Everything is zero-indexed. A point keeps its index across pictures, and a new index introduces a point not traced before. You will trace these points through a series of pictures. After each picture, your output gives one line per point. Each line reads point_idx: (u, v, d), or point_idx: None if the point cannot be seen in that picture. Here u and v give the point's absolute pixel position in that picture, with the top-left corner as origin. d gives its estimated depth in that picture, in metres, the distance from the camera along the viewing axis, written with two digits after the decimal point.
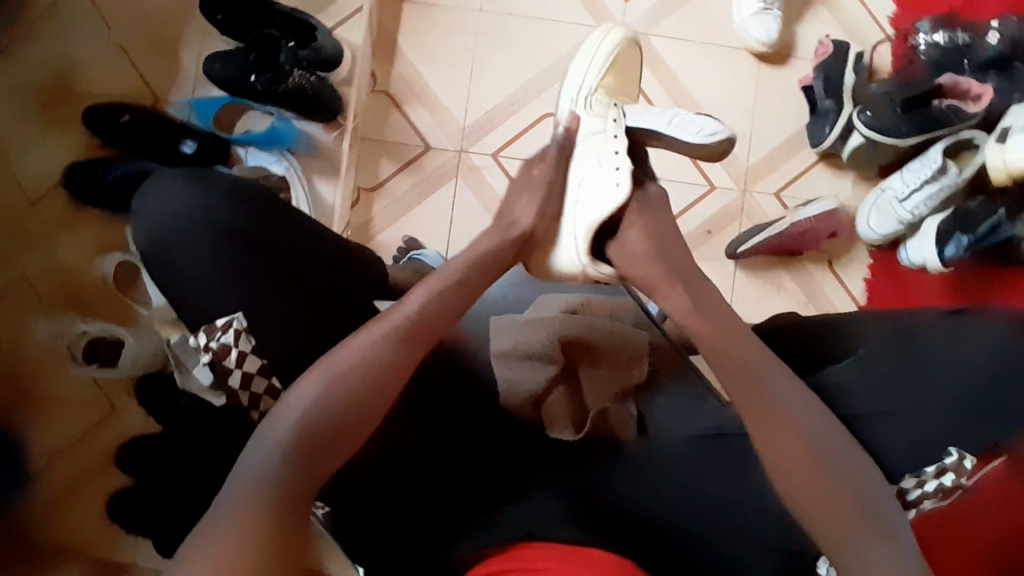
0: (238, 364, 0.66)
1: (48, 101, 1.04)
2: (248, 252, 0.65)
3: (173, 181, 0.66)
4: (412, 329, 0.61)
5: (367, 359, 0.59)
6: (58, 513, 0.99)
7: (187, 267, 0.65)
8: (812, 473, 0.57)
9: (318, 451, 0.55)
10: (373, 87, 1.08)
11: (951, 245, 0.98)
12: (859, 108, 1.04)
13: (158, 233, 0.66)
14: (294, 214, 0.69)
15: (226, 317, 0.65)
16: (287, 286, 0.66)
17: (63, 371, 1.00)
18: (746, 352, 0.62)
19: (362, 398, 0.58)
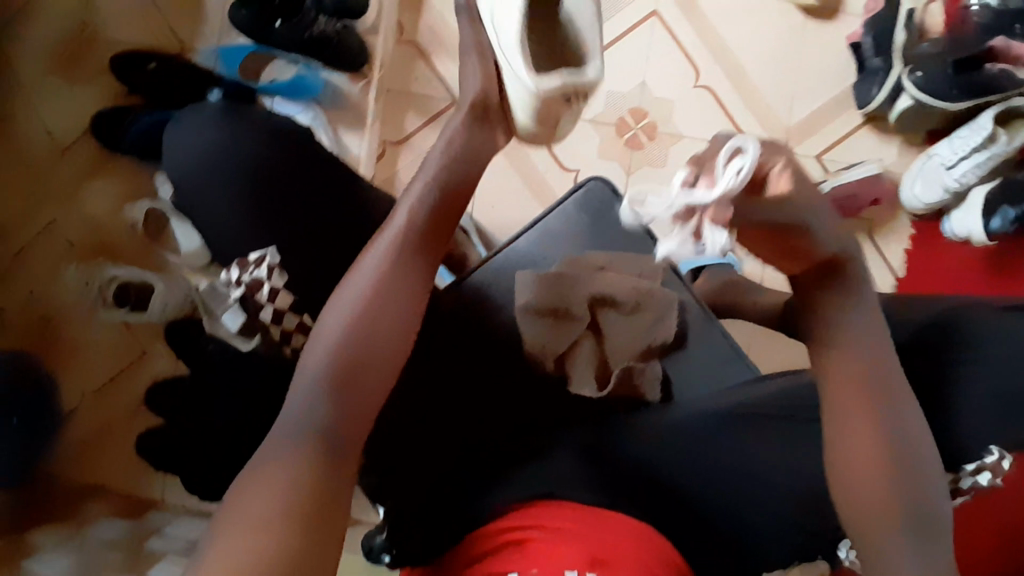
0: (269, 300, 0.65)
1: (76, 47, 1.04)
2: (261, 196, 0.66)
3: (200, 126, 0.68)
4: (410, 246, 0.58)
5: (375, 284, 0.55)
6: (93, 453, 1.02)
7: (207, 213, 0.67)
8: (886, 461, 0.52)
9: (349, 392, 0.51)
10: (400, 37, 1.06)
11: (997, 218, 0.93)
12: (909, 67, 0.97)
13: (180, 180, 0.67)
14: (317, 156, 0.70)
15: (259, 252, 0.65)
16: (313, 233, 0.67)
17: (95, 316, 1.03)
18: (851, 324, 0.57)
19: (381, 326, 0.54)
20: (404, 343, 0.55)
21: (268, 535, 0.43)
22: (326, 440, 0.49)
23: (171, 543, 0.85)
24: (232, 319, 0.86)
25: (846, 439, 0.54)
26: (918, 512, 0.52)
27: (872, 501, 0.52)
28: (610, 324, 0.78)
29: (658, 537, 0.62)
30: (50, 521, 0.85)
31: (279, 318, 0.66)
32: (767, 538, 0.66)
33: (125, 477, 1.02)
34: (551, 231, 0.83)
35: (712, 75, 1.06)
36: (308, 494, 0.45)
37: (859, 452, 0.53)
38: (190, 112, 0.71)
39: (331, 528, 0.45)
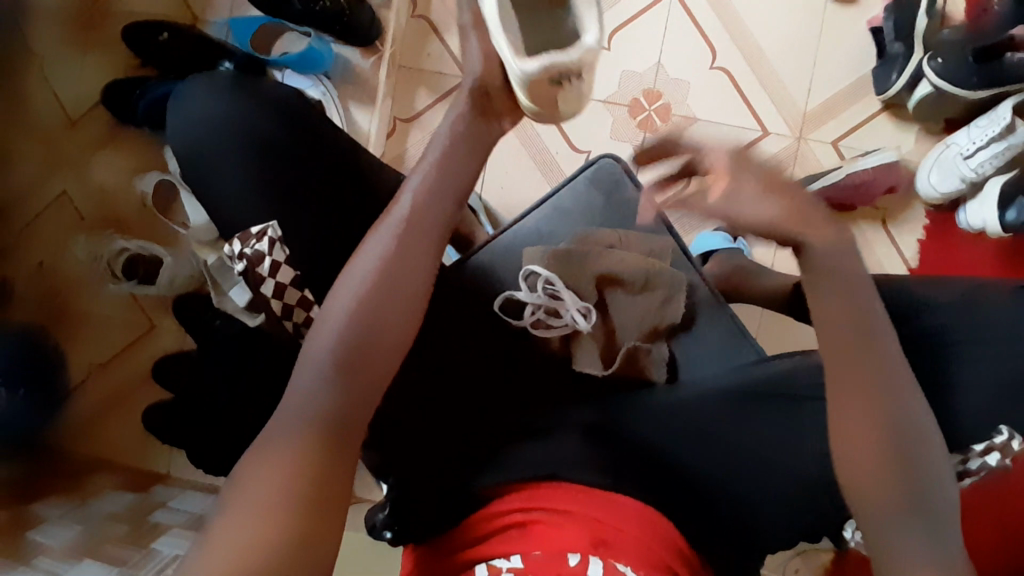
0: (270, 274, 0.65)
1: (89, 18, 1.03)
2: (272, 169, 0.66)
3: (208, 93, 0.67)
4: (417, 227, 0.55)
5: (381, 267, 0.53)
6: (101, 424, 1.03)
7: (216, 185, 0.66)
8: (890, 445, 0.49)
9: (356, 378, 0.49)
10: (413, 12, 1.05)
11: (1013, 210, 0.92)
12: (930, 54, 0.95)
13: (185, 152, 0.67)
14: (322, 127, 0.69)
15: (261, 225, 0.64)
16: (314, 210, 0.67)
17: (102, 288, 1.03)
18: (846, 293, 0.54)
19: (386, 311, 0.52)
20: (410, 328, 0.53)
21: (273, 522, 0.42)
22: (331, 428, 0.47)
23: (175, 516, 0.85)
24: (238, 294, 0.88)
25: (846, 420, 0.51)
26: (925, 502, 0.48)
27: (882, 487, 0.48)
28: (619, 305, 0.79)
29: (664, 527, 0.60)
30: (56, 491, 0.86)
31: (280, 292, 0.66)
32: (772, 526, 0.66)
33: (132, 449, 1.03)
34: (561, 207, 0.83)
35: (728, 57, 1.04)
36: (314, 482, 0.45)
37: (861, 430, 0.50)
38: (199, 76, 0.70)
39: (332, 518, 0.44)
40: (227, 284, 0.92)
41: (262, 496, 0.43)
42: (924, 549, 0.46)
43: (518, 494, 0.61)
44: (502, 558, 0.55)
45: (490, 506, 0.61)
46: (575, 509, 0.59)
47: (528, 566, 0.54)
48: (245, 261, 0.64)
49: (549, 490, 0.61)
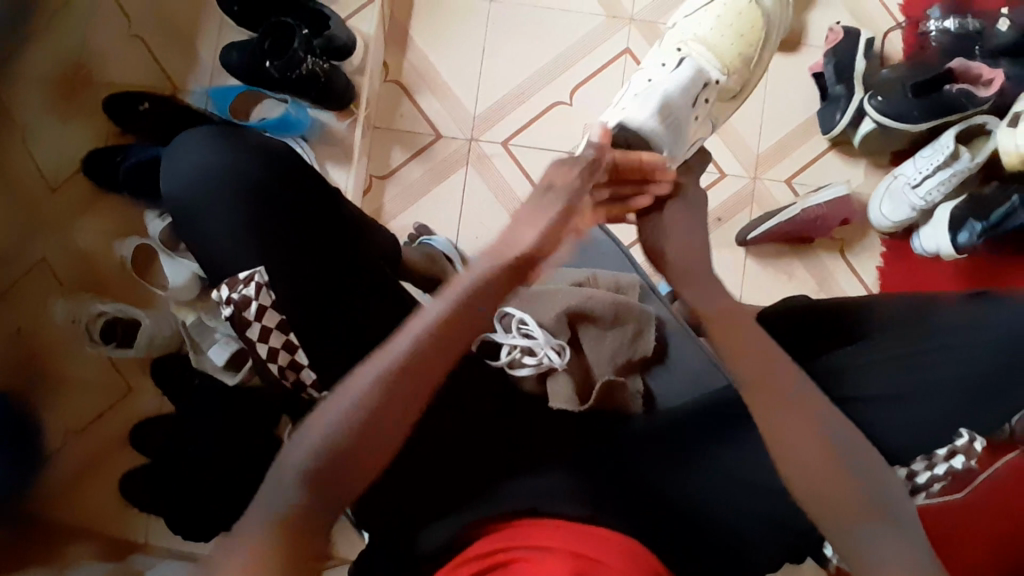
0: (257, 318, 0.65)
1: (67, 93, 1.07)
2: (257, 210, 0.65)
3: (201, 151, 0.67)
4: (459, 312, 0.59)
5: (419, 341, 0.57)
6: (77, 490, 1.01)
7: (198, 232, 0.66)
8: (821, 457, 0.56)
9: (376, 437, 0.54)
10: (386, 77, 1.11)
11: (964, 232, 0.98)
12: (870, 93, 1.03)
13: (178, 210, 0.67)
14: (310, 179, 0.68)
15: (248, 271, 0.65)
16: (303, 263, 0.65)
17: (81, 352, 1.02)
18: (760, 349, 0.64)
19: (411, 382, 0.56)
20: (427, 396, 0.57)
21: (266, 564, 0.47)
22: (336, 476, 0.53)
23: None
24: (219, 353, 0.96)
25: (789, 445, 0.58)
26: (868, 506, 0.54)
27: (823, 492, 0.55)
28: (592, 340, 0.82)
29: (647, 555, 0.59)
30: None
31: (266, 336, 0.65)
32: (755, 544, 0.66)
33: (109, 517, 1.01)
34: None
35: None
36: (304, 519, 0.50)
37: (799, 454, 0.57)
38: (193, 130, 0.70)
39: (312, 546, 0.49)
40: (204, 344, 0.97)
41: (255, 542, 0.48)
42: (865, 540, 0.52)
43: (503, 532, 0.60)
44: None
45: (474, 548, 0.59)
46: (562, 542, 0.58)
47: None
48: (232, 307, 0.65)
49: (531, 525, 0.61)
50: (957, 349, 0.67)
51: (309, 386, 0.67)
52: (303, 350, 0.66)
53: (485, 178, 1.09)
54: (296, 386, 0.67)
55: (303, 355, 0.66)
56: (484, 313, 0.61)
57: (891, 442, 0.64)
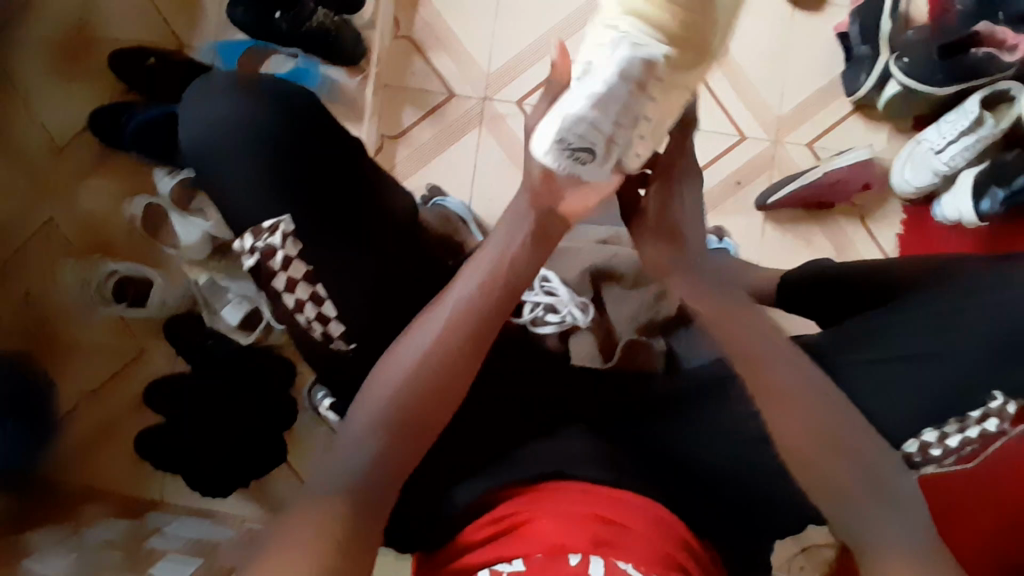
0: (282, 269, 0.61)
1: (70, 48, 1.04)
2: (275, 158, 0.60)
3: (216, 99, 0.61)
4: (499, 273, 0.59)
5: (459, 312, 0.57)
6: (94, 450, 1.01)
7: (215, 185, 0.61)
8: (841, 455, 0.56)
9: (426, 410, 0.55)
10: (396, 33, 1.07)
11: (987, 200, 0.95)
12: (896, 54, 1.00)
13: (196, 160, 0.62)
14: (334, 135, 0.62)
15: (273, 219, 0.60)
16: (327, 230, 0.61)
17: (89, 314, 1.01)
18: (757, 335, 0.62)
19: (457, 350, 0.56)
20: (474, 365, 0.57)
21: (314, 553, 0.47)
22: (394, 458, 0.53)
23: (169, 542, 0.87)
24: (233, 313, 0.98)
25: (789, 432, 0.58)
26: (886, 496, 0.55)
27: (849, 491, 0.55)
28: (614, 298, 0.87)
29: (667, 523, 0.60)
30: (44, 524, 0.86)
31: (292, 287, 0.62)
32: (777, 509, 0.66)
33: (126, 476, 1.01)
34: None
35: None
36: (355, 511, 0.50)
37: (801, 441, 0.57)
38: (209, 72, 0.64)
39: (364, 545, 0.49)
40: (217, 303, 0.99)
41: (300, 532, 0.48)
42: (902, 530, 0.53)
43: (524, 495, 0.61)
44: (504, 561, 0.55)
45: (497, 514, 0.60)
46: (584, 507, 0.59)
47: (530, 568, 0.53)
48: (257, 256, 0.61)
49: (554, 490, 0.61)
50: (996, 313, 0.64)
51: (338, 339, 0.64)
52: (331, 303, 0.62)
53: (499, 139, 1.07)
54: (324, 340, 0.64)
55: (330, 307, 0.62)
56: (524, 270, 0.60)
57: (911, 412, 0.64)
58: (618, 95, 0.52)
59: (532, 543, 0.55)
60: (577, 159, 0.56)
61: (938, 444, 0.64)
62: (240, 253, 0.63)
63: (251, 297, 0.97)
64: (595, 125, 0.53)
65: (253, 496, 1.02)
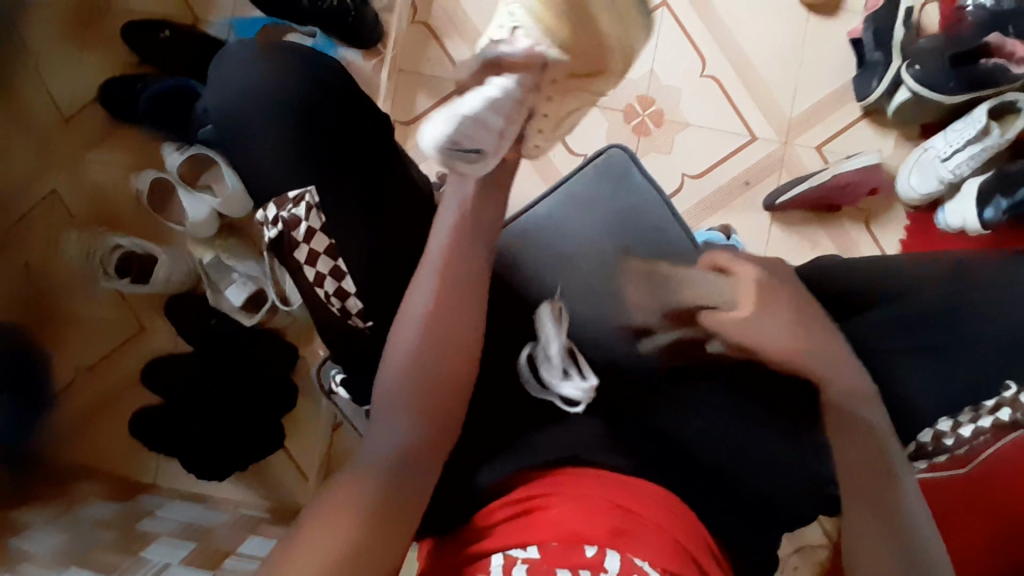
0: (305, 240, 0.60)
1: (83, 17, 1.03)
2: (314, 131, 0.61)
3: (244, 69, 0.62)
4: (468, 221, 0.61)
5: (445, 274, 0.58)
6: (87, 427, 0.99)
7: (253, 151, 0.62)
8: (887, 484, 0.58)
9: (437, 387, 0.55)
10: (413, 18, 1.07)
11: (990, 209, 0.97)
12: (907, 61, 1.01)
13: (225, 130, 0.63)
14: (359, 110, 0.64)
15: (299, 189, 0.60)
16: (357, 201, 0.61)
17: (93, 287, 1.00)
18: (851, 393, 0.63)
19: (453, 300, 0.57)
20: (478, 313, 0.59)
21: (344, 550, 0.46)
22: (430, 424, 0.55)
23: (163, 524, 0.83)
24: (236, 294, 0.97)
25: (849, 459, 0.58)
26: (909, 554, 0.53)
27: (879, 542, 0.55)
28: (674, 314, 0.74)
29: (686, 512, 0.60)
30: (39, 497, 0.83)
31: (313, 260, 0.61)
32: (787, 498, 0.67)
33: (118, 454, 0.99)
34: (575, 196, 0.79)
35: (716, 65, 1.09)
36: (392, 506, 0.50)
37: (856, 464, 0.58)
38: (237, 42, 0.65)
39: (401, 523, 0.50)
40: (220, 284, 0.97)
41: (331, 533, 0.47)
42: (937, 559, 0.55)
43: (545, 480, 0.60)
44: (518, 546, 0.53)
45: (517, 496, 0.59)
46: (604, 494, 0.58)
47: (545, 555, 0.52)
48: (281, 226, 0.61)
49: (574, 476, 0.60)
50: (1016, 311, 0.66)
51: (356, 317, 0.62)
52: (351, 278, 0.61)
53: None
54: (342, 316, 0.62)
55: (350, 282, 0.61)
56: (491, 219, 0.63)
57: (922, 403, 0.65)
58: (511, 99, 0.60)
59: (549, 530, 0.54)
60: (464, 157, 0.59)
61: (951, 434, 0.65)
62: (262, 225, 0.62)
63: (258, 278, 0.97)
64: (483, 121, 0.58)
65: (248, 480, 1.00)
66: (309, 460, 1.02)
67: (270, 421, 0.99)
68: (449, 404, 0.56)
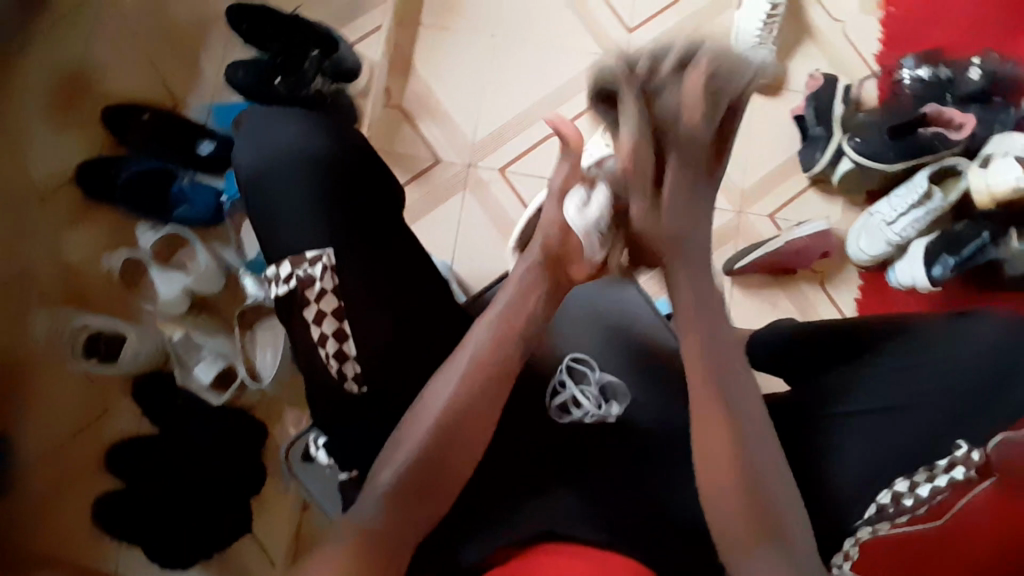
0: (315, 301, 0.63)
1: (62, 101, 1.06)
2: (329, 190, 0.63)
3: (289, 128, 0.66)
4: (512, 311, 0.63)
5: (476, 363, 0.60)
6: (50, 508, 0.96)
7: (262, 212, 0.64)
8: (733, 436, 0.58)
9: (440, 474, 0.57)
10: (388, 101, 1.12)
11: (938, 267, 1.03)
12: (848, 135, 1.10)
13: (256, 178, 0.64)
14: (382, 176, 0.67)
15: (316, 251, 0.62)
16: (345, 266, 0.63)
17: (60, 367, 0.98)
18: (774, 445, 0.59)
19: (479, 392, 0.59)
20: (495, 412, 0.60)
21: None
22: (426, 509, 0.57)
23: None
24: (206, 372, 0.96)
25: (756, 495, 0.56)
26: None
27: (729, 519, 0.57)
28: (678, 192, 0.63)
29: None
30: None
31: (320, 320, 0.63)
32: None
33: (80, 539, 0.95)
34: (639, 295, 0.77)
35: None
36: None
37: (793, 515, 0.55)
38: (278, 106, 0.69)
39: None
40: (190, 360, 0.96)
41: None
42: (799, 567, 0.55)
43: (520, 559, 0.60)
44: None
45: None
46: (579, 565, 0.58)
47: None
48: (293, 285, 0.63)
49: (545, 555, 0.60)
50: (962, 355, 0.64)
51: (351, 380, 0.64)
52: (352, 341, 0.63)
53: (482, 204, 1.10)
54: (338, 379, 0.64)
55: (351, 346, 0.63)
56: (530, 323, 0.63)
57: None
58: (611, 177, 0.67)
59: None
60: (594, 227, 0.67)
61: (909, 495, 0.62)
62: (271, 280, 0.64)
63: (228, 354, 0.97)
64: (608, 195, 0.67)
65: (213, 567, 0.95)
66: (276, 543, 0.97)
67: (239, 502, 0.96)
68: (450, 493, 0.58)
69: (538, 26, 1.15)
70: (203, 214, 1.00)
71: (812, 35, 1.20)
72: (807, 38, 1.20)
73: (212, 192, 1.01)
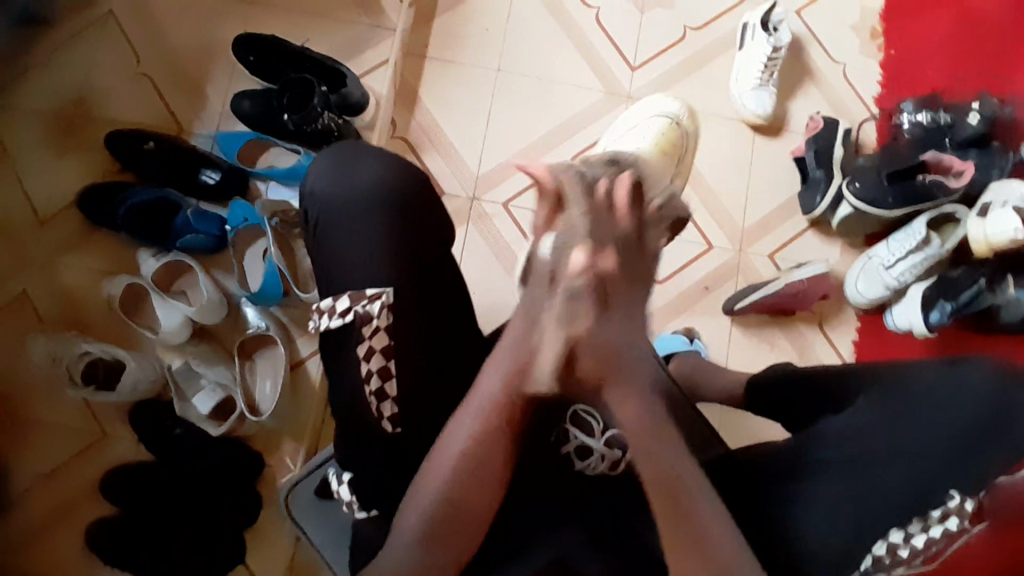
0: (368, 337, 0.64)
1: (67, 125, 1.06)
2: (399, 226, 0.66)
3: (362, 163, 0.68)
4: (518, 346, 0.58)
5: (497, 399, 0.58)
6: (43, 535, 0.95)
7: (325, 248, 0.66)
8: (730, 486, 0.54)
9: (470, 506, 0.59)
10: (393, 132, 1.12)
11: (935, 312, 1.03)
12: (848, 179, 1.11)
13: (327, 210, 0.67)
14: (435, 211, 0.69)
15: (377, 289, 0.64)
16: (383, 306, 0.64)
17: (58, 393, 0.98)
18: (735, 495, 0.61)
19: (502, 429, 0.58)
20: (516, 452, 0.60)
21: None
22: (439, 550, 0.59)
23: None
24: (204, 402, 0.96)
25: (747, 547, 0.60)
26: None
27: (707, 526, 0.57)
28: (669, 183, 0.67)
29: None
30: None
31: (369, 356, 0.64)
32: None
33: (73, 567, 0.94)
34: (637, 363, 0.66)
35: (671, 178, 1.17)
36: None
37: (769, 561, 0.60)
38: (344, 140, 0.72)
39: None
40: (189, 391, 0.96)
41: None
42: None
43: None
44: None
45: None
46: None
47: None
48: (349, 319, 0.64)
49: None
50: (954, 401, 0.62)
51: (387, 420, 0.64)
52: (396, 381, 0.64)
53: (484, 235, 1.11)
54: (375, 417, 0.64)
55: (394, 384, 0.64)
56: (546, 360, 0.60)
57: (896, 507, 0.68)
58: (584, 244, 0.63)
59: None
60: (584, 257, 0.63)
61: (905, 545, 0.60)
62: (322, 315, 0.65)
63: (227, 384, 0.97)
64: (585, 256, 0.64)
65: None
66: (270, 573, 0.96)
67: (231, 531, 0.94)
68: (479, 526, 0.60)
69: (541, 62, 1.16)
70: (206, 243, 1.00)
71: (814, 77, 1.21)
72: (809, 80, 1.21)
73: (215, 220, 1.01)
